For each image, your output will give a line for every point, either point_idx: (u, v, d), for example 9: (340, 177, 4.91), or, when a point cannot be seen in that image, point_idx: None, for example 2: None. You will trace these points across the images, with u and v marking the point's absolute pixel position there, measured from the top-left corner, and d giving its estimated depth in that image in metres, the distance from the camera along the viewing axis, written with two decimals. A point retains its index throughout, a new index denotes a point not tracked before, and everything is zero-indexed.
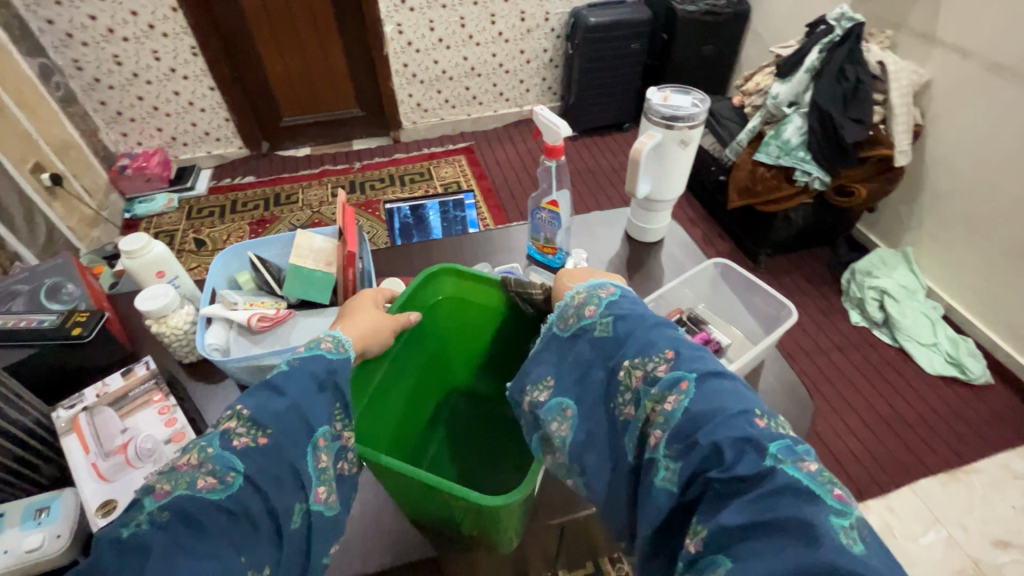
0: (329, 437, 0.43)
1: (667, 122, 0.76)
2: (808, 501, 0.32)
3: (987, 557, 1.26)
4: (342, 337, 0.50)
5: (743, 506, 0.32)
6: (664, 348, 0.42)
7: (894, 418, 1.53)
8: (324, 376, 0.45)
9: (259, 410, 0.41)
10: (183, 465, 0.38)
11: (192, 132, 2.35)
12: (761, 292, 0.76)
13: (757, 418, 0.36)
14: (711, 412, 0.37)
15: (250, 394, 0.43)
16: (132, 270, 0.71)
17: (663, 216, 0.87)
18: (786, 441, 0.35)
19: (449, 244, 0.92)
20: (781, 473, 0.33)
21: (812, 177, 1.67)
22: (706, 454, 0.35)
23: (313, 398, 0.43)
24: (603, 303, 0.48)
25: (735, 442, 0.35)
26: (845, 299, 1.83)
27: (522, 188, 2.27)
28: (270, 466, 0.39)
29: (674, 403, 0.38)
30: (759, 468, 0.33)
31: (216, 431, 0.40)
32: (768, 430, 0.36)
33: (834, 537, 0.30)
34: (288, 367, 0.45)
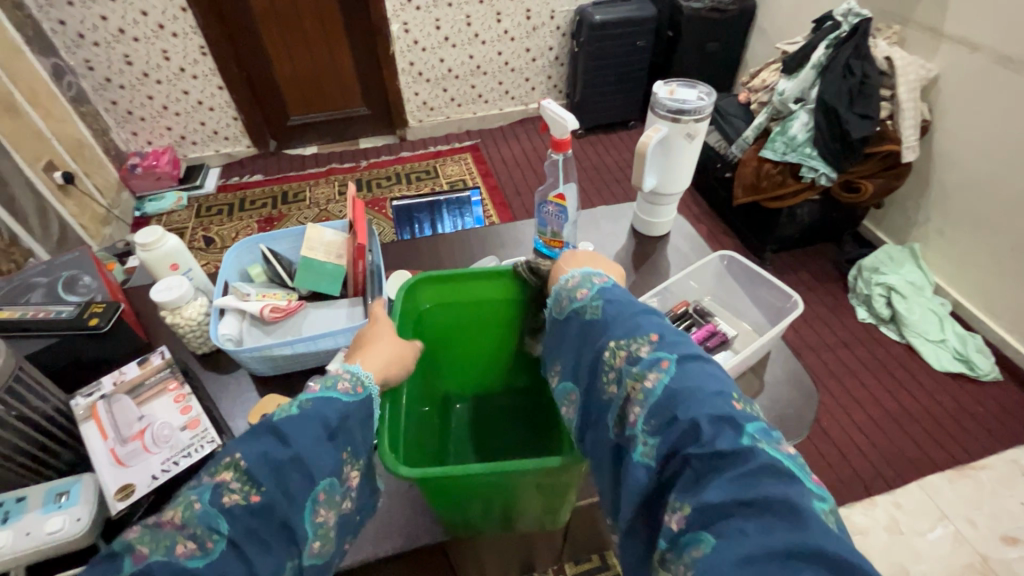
0: (329, 490, 0.42)
1: (674, 116, 0.76)
2: (783, 480, 0.33)
3: (994, 553, 1.25)
4: (363, 375, 0.50)
5: (723, 482, 0.33)
6: (649, 332, 0.44)
7: (901, 414, 1.53)
8: (334, 425, 0.44)
9: (258, 463, 0.39)
10: (167, 524, 0.38)
11: (201, 131, 2.38)
12: (767, 283, 0.76)
13: (734, 400, 0.38)
14: (692, 392, 0.38)
15: (250, 437, 0.41)
16: (147, 263, 0.72)
17: (670, 210, 0.87)
18: (761, 425, 0.37)
19: (456, 238, 0.93)
20: (759, 454, 0.34)
21: (818, 173, 1.66)
22: (686, 431, 0.36)
23: (320, 449, 0.42)
24: (594, 286, 0.51)
25: (714, 419, 0.36)
26: (852, 296, 1.83)
27: (527, 185, 2.28)
28: (257, 528, 0.38)
29: (654, 380, 0.40)
30: (736, 445, 0.34)
31: (209, 484, 0.39)
32: (745, 412, 0.37)
33: (809, 515, 0.31)
34: (298, 412, 0.43)
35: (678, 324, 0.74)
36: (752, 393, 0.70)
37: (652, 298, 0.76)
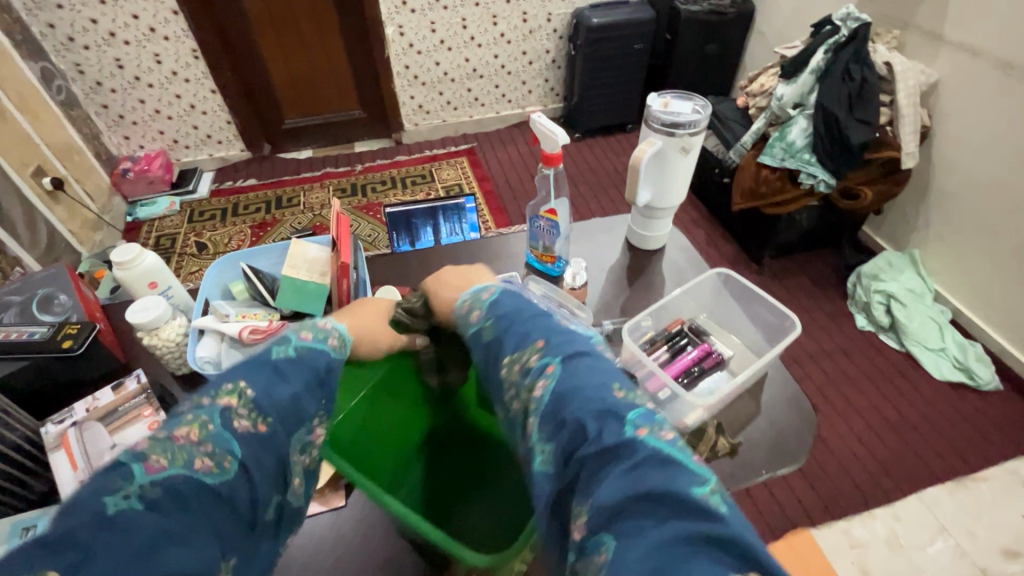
0: (314, 433, 0.44)
1: (669, 130, 0.74)
2: (666, 467, 0.33)
3: (996, 568, 1.24)
4: (344, 333, 0.51)
5: (612, 478, 0.33)
6: (536, 340, 0.43)
7: (901, 424, 1.51)
8: (323, 374, 0.46)
9: (262, 397, 0.41)
10: (182, 439, 0.37)
11: (194, 135, 2.35)
12: (765, 302, 0.74)
13: (615, 391, 0.38)
14: (578, 394, 0.38)
15: (249, 373, 0.43)
16: (124, 281, 0.70)
17: (665, 224, 0.85)
18: (643, 410, 0.37)
19: (447, 251, 0.91)
20: (642, 443, 0.34)
21: (817, 179, 1.64)
22: (576, 434, 0.36)
23: (311, 392, 0.44)
24: (485, 305, 0.49)
25: (599, 416, 0.36)
26: (851, 303, 1.81)
27: (524, 189, 2.26)
28: (261, 456, 0.39)
29: (543, 389, 0.39)
30: (622, 439, 0.34)
31: (216, 407, 0.39)
32: (626, 400, 0.38)
33: (691, 497, 0.31)
34: (294, 355, 0.46)
35: (674, 343, 0.72)
36: (748, 416, 0.68)
37: (647, 316, 0.74)
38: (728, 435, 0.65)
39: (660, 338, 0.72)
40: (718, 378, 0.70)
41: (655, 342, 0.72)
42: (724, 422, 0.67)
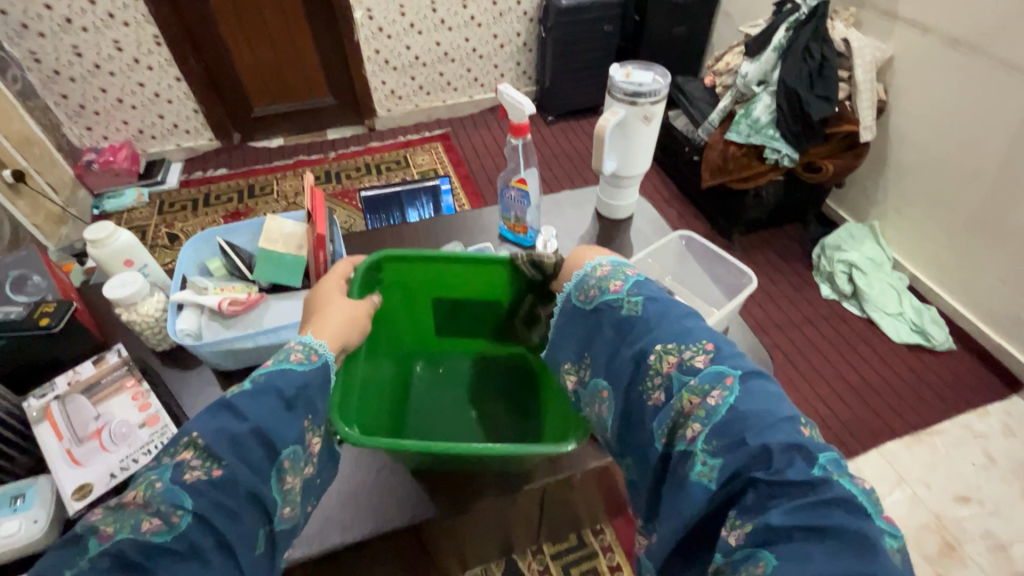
0: (291, 457, 0.45)
1: (631, 98, 0.76)
2: (853, 512, 0.33)
3: (948, 512, 1.32)
4: (314, 342, 0.52)
5: (789, 506, 0.34)
6: (703, 340, 0.43)
7: (862, 386, 1.59)
8: (292, 396, 0.46)
9: (214, 441, 0.41)
10: (130, 504, 0.39)
11: (160, 125, 2.30)
12: (725, 262, 0.78)
13: (802, 427, 0.38)
14: (761, 414, 0.38)
15: (206, 417, 0.43)
16: (99, 260, 0.70)
17: (631, 193, 0.88)
18: (830, 453, 0.37)
19: (423, 226, 0.93)
20: (831, 485, 0.34)
21: (781, 154, 1.70)
22: (755, 453, 0.36)
23: (274, 421, 0.44)
24: (630, 282, 0.50)
25: (786, 446, 0.36)
26: (816, 274, 1.88)
27: (499, 173, 2.27)
28: (224, 499, 0.40)
29: (715, 393, 0.40)
30: (808, 475, 0.35)
31: (171, 464, 0.40)
32: (813, 440, 0.37)
33: (883, 551, 0.32)
34: (250, 388, 0.45)
35: None
36: None
37: None
38: None
39: None
40: None
41: None
42: None
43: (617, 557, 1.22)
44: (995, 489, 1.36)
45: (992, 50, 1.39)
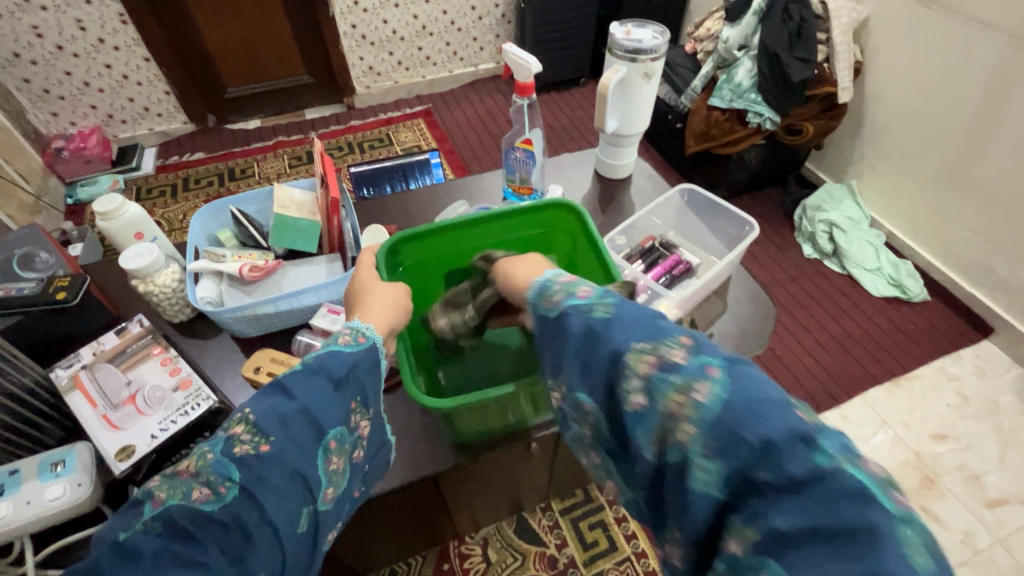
0: (337, 439, 0.44)
1: (631, 56, 0.78)
2: (871, 505, 0.26)
3: (926, 449, 1.41)
4: (363, 326, 0.49)
5: (797, 513, 0.27)
6: (679, 334, 0.36)
7: (845, 337, 1.67)
8: (341, 377, 0.45)
9: (265, 416, 0.40)
10: (183, 473, 0.39)
11: (131, 108, 2.22)
12: (725, 213, 0.81)
13: (798, 410, 0.31)
14: (752, 403, 0.30)
15: (260, 394, 0.43)
16: (108, 232, 0.70)
17: (631, 152, 0.90)
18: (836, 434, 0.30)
19: (426, 193, 0.93)
20: (845, 477, 0.27)
21: (763, 118, 1.74)
22: (756, 452, 0.29)
23: (322, 400, 0.43)
24: (599, 289, 0.42)
25: (788, 439, 0.28)
26: (798, 234, 1.94)
27: (484, 146, 2.27)
28: (269, 475, 0.39)
29: (701, 400, 0.31)
30: (815, 469, 0.27)
31: (222, 436, 0.40)
32: (814, 424, 0.30)
33: (907, 555, 0.25)
34: (301, 368, 0.44)
35: (648, 256, 0.78)
36: (716, 314, 0.76)
37: (621, 233, 0.80)
38: (702, 330, 0.74)
39: (635, 252, 0.79)
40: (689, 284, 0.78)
41: (631, 256, 0.79)
42: (697, 319, 0.75)
43: (621, 507, 1.27)
44: (968, 426, 1.46)
45: (961, 7, 1.44)
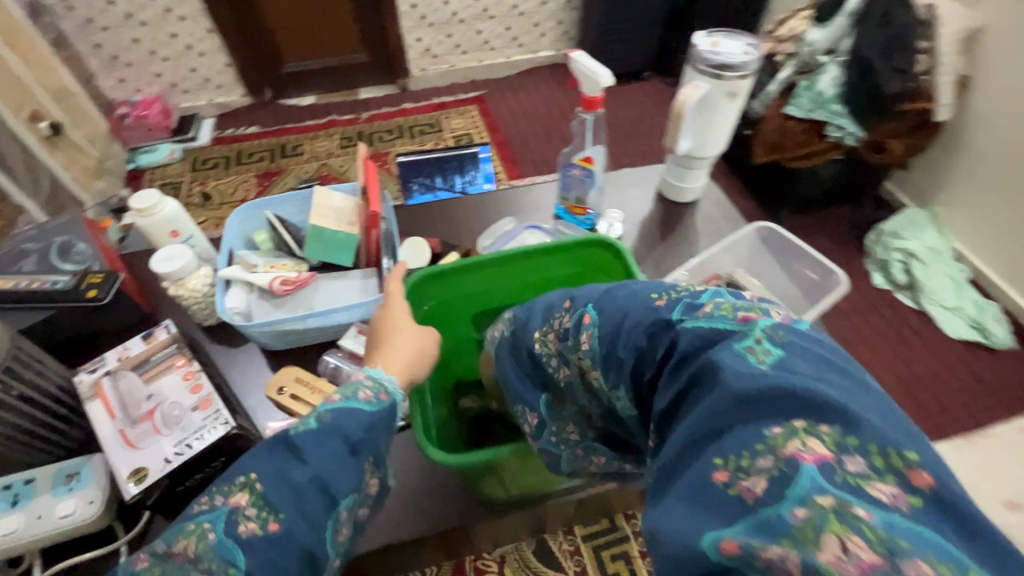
0: (349, 507, 0.39)
1: (716, 71, 0.70)
2: (715, 344, 0.29)
3: (995, 518, 1.27)
4: (384, 379, 0.45)
5: (668, 385, 0.30)
6: (563, 301, 0.43)
7: (912, 381, 1.51)
8: (357, 440, 0.40)
9: (274, 488, 0.36)
10: (181, 556, 0.35)
11: (193, 79, 2.26)
12: (804, 258, 0.72)
13: (656, 300, 0.35)
14: (614, 325, 0.36)
15: (267, 456, 0.38)
16: (145, 229, 0.67)
17: (700, 175, 0.82)
18: (688, 300, 0.33)
19: (472, 203, 0.87)
20: (685, 333, 0.31)
21: (844, 132, 1.58)
22: (635, 361, 0.34)
23: (337, 468, 0.38)
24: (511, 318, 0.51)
25: (649, 333, 0.33)
26: (869, 261, 1.76)
27: (537, 140, 2.18)
28: (277, 559, 0.35)
29: (590, 338, 0.37)
30: (668, 348, 0.31)
31: (223, 508, 0.36)
32: (667, 303, 0.34)
33: (739, 363, 0.27)
34: (317, 426, 0.39)
35: None
36: None
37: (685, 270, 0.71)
38: None
39: None
40: None
41: None
42: None
43: None
44: None
45: None
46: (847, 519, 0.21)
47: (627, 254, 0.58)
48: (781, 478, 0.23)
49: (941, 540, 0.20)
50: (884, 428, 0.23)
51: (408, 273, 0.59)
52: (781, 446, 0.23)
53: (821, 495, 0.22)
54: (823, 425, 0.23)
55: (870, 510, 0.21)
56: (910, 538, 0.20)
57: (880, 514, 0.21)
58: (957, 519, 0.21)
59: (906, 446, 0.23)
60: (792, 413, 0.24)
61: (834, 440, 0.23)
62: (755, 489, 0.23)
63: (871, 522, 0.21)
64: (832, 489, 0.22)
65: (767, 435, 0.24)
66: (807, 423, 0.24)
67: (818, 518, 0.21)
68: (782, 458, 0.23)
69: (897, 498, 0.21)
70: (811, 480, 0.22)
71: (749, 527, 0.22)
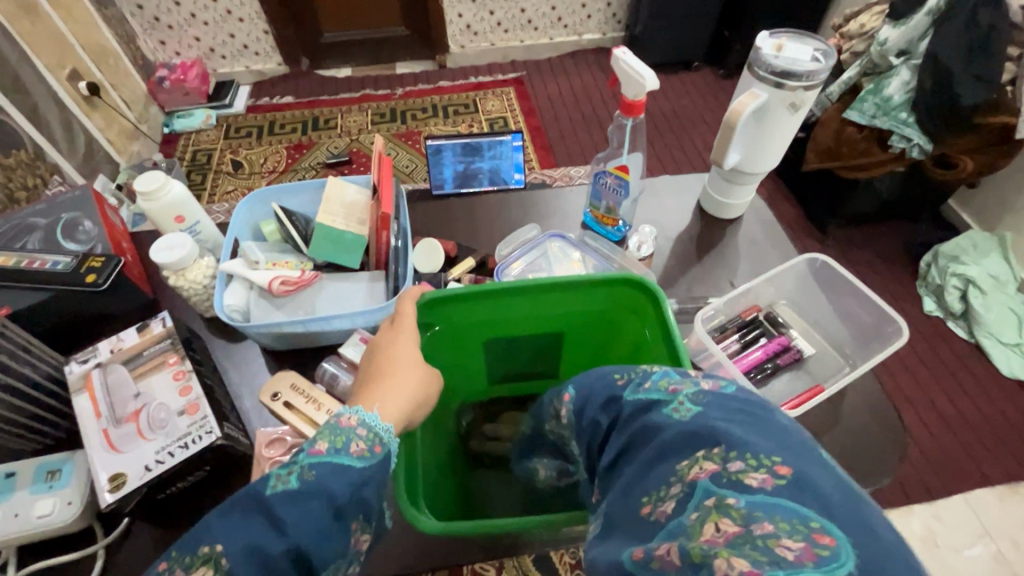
0: (332, 574, 0.34)
1: (777, 79, 0.61)
2: (649, 409, 0.30)
3: None
4: (381, 429, 0.40)
5: (613, 446, 0.31)
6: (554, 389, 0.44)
7: (955, 420, 1.38)
8: (344, 502, 0.34)
9: (243, 564, 0.30)
10: None
11: (231, 44, 2.24)
12: (858, 296, 0.65)
13: (617, 377, 0.35)
14: (580, 396, 0.37)
15: (238, 521, 0.32)
16: (149, 213, 0.64)
17: (748, 191, 0.74)
18: (641, 372, 0.34)
19: (496, 203, 0.81)
20: (627, 401, 0.32)
21: (911, 143, 1.37)
22: (590, 429, 0.34)
23: (322, 538, 0.32)
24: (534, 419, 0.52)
25: (603, 405, 0.34)
26: (921, 284, 1.62)
27: (574, 128, 2.08)
28: None
29: (568, 416, 0.38)
30: (613, 416, 0.33)
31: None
32: (623, 379, 0.35)
33: (667, 418, 0.28)
34: (297, 486, 0.34)
35: (746, 334, 0.65)
36: (824, 425, 0.62)
37: (722, 301, 0.66)
38: None
39: (731, 326, 0.66)
40: (792, 375, 0.65)
41: (726, 330, 0.66)
42: None
43: None
44: None
45: None
46: (723, 508, 0.22)
47: (664, 303, 0.52)
48: (681, 496, 0.24)
49: (794, 507, 0.22)
50: (767, 442, 0.25)
51: (424, 294, 0.54)
52: (686, 472, 0.25)
53: (708, 497, 0.23)
54: (714, 446, 0.25)
55: (740, 496, 0.23)
56: (768, 510, 0.22)
57: (746, 496, 0.22)
58: (821, 497, 0.22)
59: (777, 450, 0.24)
60: (695, 447, 0.25)
61: (721, 454, 0.24)
62: (665, 510, 0.24)
63: (742, 513, 0.22)
64: (716, 490, 0.23)
65: (676, 468, 0.25)
66: (702, 448, 0.25)
67: (704, 518, 0.22)
68: (686, 482, 0.24)
69: (765, 481, 0.23)
70: (703, 489, 0.23)
71: (655, 540, 0.24)
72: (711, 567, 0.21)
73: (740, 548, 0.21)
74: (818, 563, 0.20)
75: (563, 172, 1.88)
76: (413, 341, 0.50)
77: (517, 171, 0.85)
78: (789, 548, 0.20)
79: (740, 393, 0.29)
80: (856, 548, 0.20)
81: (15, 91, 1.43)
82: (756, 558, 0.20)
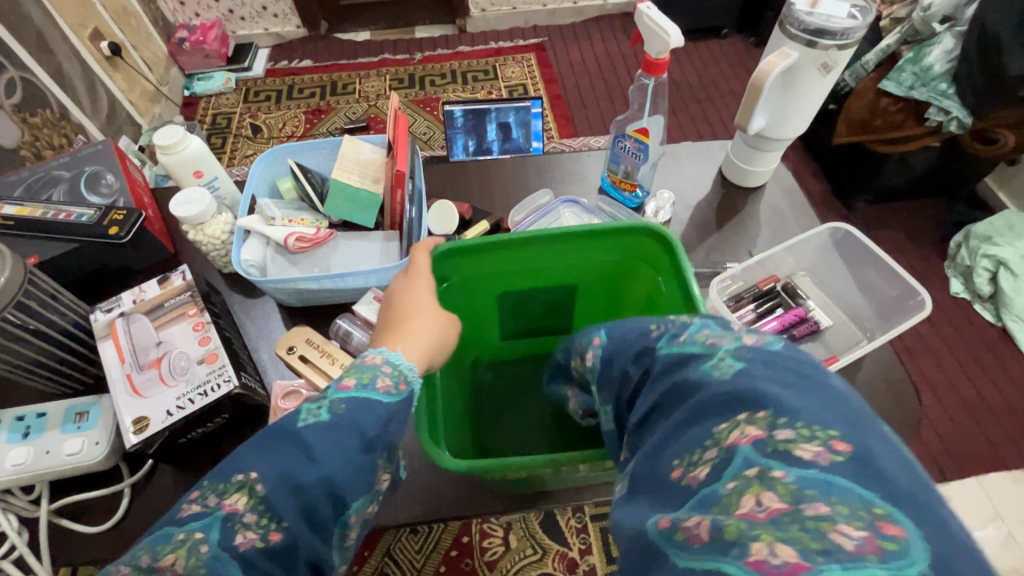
0: (359, 508, 0.34)
1: (810, 38, 0.59)
2: (686, 363, 0.30)
3: None
4: (405, 367, 0.40)
5: (647, 395, 0.32)
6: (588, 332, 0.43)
7: (976, 404, 1.35)
8: (373, 436, 0.35)
9: (279, 491, 0.32)
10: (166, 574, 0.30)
11: (250, 6, 2.21)
12: (880, 268, 0.64)
13: (651, 329, 0.36)
14: (612, 349, 0.37)
15: (274, 448, 0.33)
16: (168, 167, 0.65)
17: (772, 158, 0.72)
18: (677, 324, 0.34)
19: (511, 167, 0.80)
20: (661, 355, 0.32)
21: (948, 117, 1.31)
22: (621, 379, 0.35)
23: (351, 468, 0.33)
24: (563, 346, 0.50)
25: (635, 357, 0.34)
26: (949, 266, 1.57)
27: (596, 96, 2.03)
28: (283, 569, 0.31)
29: (594, 358, 0.40)
30: (644, 369, 0.33)
31: (218, 512, 0.32)
32: (658, 332, 0.35)
33: (706, 375, 0.28)
34: (328, 419, 0.35)
35: (762, 304, 0.64)
36: None
37: (739, 268, 0.65)
38: None
39: (747, 295, 0.65)
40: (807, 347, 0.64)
41: (741, 299, 0.65)
42: None
43: None
44: None
45: None
46: (767, 481, 0.22)
47: (676, 246, 0.52)
48: (718, 462, 0.24)
49: (850, 486, 0.21)
50: (821, 414, 0.24)
51: (437, 245, 0.54)
52: (724, 438, 0.25)
53: (749, 468, 0.23)
54: (760, 411, 0.25)
55: (788, 470, 0.22)
56: (821, 490, 0.21)
57: (796, 471, 0.22)
58: (881, 481, 0.22)
59: (832, 425, 0.24)
60: (736, 410, 0.25)
61: (767, 420, 0.24)
62: (698, 475, 0.25)
63: (788, 492, 0.22)
64: (758, 460, 0.23)
65: (713, 433, 0.25)
66: (745, 413, 0.25)
67: (742, 489, 0.23)
68: (724, 448, 0.24)
69: (819, 455, 0.22)
70: (744, 458, 0.23)
71: (684, 510, 0.24)
72: (747, 551, 0.20)
73: (785, 527, 0.20)
74: (883, 557, 0.19)
75: (582, 143, 1.84)
76: (427, 291, 0.50)
77: (535, 138, 0.82)
78: (848, 535, 0.20)
79: (784, 351, 0.29)
80: (922, 539, 0.20)
81: (40, 50, 1.44)
82: (807, 546, 0.20)
